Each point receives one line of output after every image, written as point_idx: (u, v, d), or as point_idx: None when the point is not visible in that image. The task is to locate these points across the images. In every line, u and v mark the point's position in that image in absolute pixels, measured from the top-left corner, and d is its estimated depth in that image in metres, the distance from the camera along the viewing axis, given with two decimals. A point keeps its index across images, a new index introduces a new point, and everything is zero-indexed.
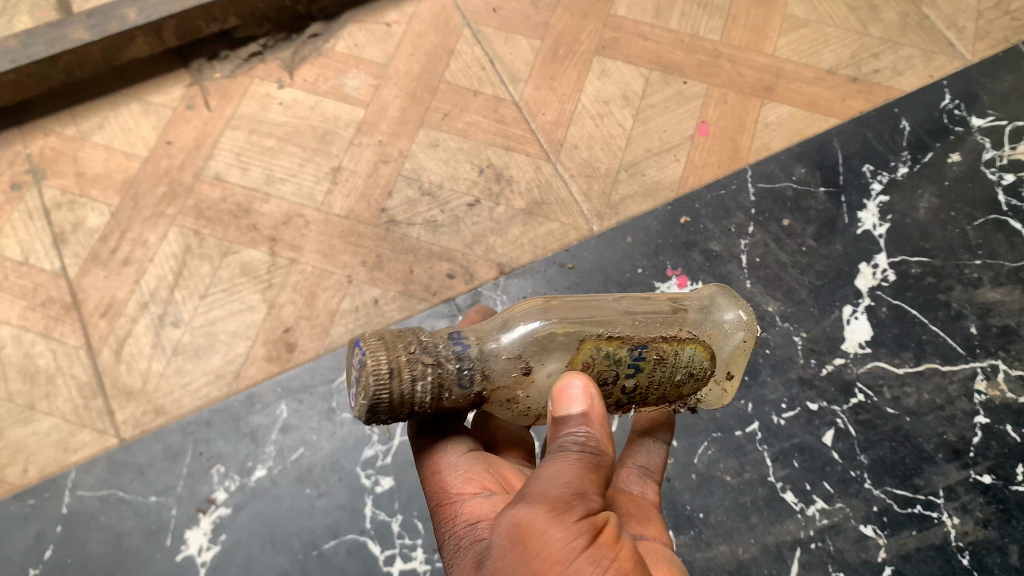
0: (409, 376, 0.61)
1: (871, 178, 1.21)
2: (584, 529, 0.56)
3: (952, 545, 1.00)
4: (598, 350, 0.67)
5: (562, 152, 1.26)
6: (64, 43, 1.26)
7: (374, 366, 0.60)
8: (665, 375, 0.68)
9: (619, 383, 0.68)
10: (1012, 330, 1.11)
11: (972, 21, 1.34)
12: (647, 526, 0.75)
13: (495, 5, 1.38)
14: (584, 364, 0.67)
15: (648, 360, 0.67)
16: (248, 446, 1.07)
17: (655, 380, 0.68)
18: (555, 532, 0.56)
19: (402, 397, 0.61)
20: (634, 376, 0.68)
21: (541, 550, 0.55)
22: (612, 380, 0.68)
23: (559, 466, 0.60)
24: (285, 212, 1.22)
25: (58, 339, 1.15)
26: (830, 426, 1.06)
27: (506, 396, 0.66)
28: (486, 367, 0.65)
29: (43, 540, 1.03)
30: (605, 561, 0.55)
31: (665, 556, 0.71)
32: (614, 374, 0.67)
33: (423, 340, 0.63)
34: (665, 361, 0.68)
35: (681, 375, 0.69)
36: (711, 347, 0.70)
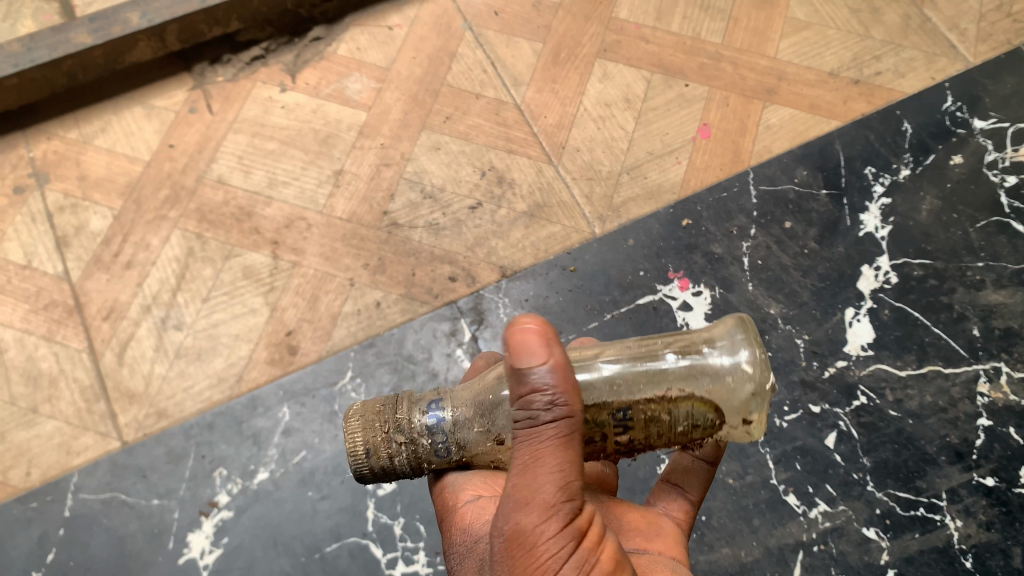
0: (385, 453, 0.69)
1: (874, 180, 1.21)
2: (569, 536, 0.59)
3: (956, 547, 1.00)
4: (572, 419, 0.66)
5: (564, 155, 1.26)
6: (67, 47, 1.27)
7: (354, 447, 0.70)
8: (661, 431, 0.66)
9: (610, 439, 0.67)
10: (1015, 333, 1.10)
11: (973, 23, 1.34)
12: (654, 542, 0.76)
13: (496, 9, 1.38)
14: None
15: (636, 419, 0.66)
16: (250, 449, 1.07)
17: (652, 434, 0.66)
18: (543, 547, 0.58)
19: (384, 469, 0.70)
20: (625, 432, 0.66)
21: (531, 556, 0.58)
22: (600, 438, 0.67)
23: (537, 457, 0.59)
24: (287, 215, 1.22)
25: (61, 342, 1.15)
26: (833, 429, 1.06)
27: (488, 457, 0.71)
28: (460, 438, 0.69)
29: (46, 543, 1.03)
30: (589, 564, 0.59)
31: (662, 568, 0.72)
32: (600, 433, 0.66)
33: (398, 418, 0.70)
34: (657, 419, 0.65)
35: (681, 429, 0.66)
36: (711, 400, 0.65)
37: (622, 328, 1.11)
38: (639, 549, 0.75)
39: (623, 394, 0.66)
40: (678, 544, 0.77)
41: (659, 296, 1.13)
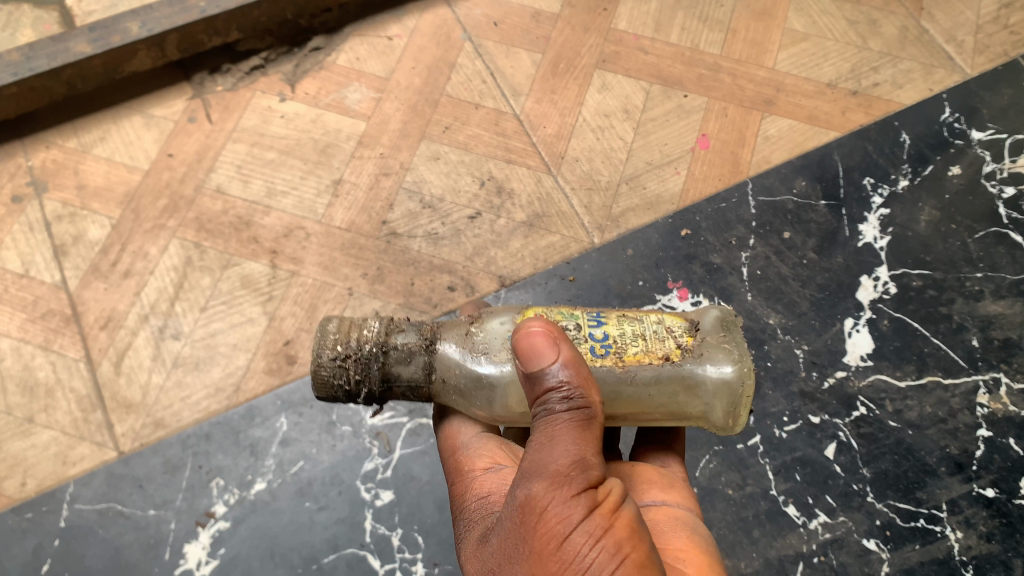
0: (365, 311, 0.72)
1: (872, 191, 1.21)
2: (582, 502, 0.59)
3: (956, 559, 1.00)
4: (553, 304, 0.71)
5: (563, 165, 1.26)
6: (66, 56, 1.26)
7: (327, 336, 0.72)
8: (634, 325, 0.68)
9: (582, 324, 0.69)
10: (1014, 344, 1.10)
11: (970, 35, 1.35)
12: (670, 493, 0.80)
13: (496, 19, 1.39)
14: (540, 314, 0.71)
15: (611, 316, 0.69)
16: (248, 459, 1.07)
17: (625, 325, 0.68)
18: (553, 508, 0.59)
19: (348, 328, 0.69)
20: (600, 324, 0.68)
21: (541, 526, 0.59)
22: (573, 325, 0.69)
23: (550, 430, 0.62)
24: (286, 225, 1.22)
25: (58, 352, 1.15)
26: (832, 440, 1.06)
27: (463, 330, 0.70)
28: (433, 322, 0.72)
29: (41, 554, 1.03)
30: (601, 531, 0.58)
31: (682, 524, 0.75)
32: (574, 321, 0.69)
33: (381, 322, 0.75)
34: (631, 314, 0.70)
35: (655, 323, 0.69)
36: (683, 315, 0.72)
37: None
38: (659, 503, 0.78)
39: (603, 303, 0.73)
40: (687, 493, 0.81)
41: (658, 305, 1.13)
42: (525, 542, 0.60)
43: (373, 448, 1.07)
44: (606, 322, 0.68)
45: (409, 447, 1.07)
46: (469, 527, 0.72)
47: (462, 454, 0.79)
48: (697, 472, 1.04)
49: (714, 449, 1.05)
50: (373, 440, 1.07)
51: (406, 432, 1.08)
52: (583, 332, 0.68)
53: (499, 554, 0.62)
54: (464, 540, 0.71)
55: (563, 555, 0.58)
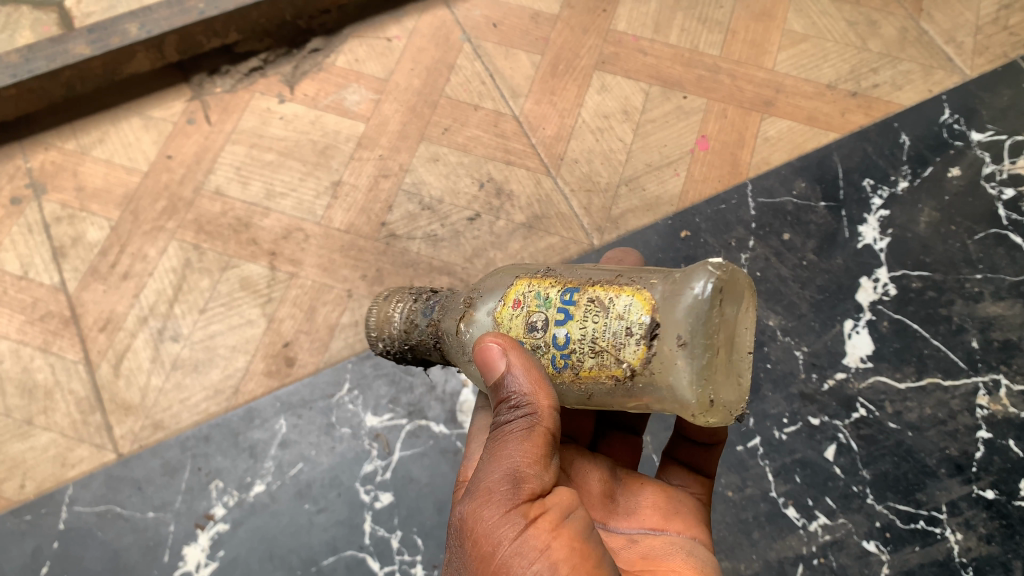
0: (393, 301, 0.83)
1: (872, 192, 1.21)
2: (514, 517, 0.61)
3: (956, 561, 0.99)
4: (531, 286, 0.68)
5: (563, 167, 1.26)
6: (65, 58, 1.26)
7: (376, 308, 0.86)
8: (594, 328, 0.63)
9: (548, 322, 0.66)
10: (1013, 345, 1.10)
11: (970, 36, 1.34)
12: (674, 521, 0.79)
13: (495, 20, 1.38)
14: (516, 301, 0.68)
15: (577, 308, 0.64)
16: (247, 461, 1.07)
17: (585, 328, 0.63)
18: (489, 520, 0.62)
19: (379, 319, 0.82)
20: (563, 322, 0.65)
21: (477, 535, 0.62)
22: (539, 323, 0.66)
23: (500, 439, 0.65)
24: (286, 227, 1.22)
25: (57, 354, 1.15)
26: (832, 441, 1.06)
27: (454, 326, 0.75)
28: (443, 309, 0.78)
29: (40, 556, 1.03)
30: (528, 548, 0.60)
31: (679, 551, 0.75)
32: (542, 315, 0.66)
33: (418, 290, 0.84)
34: (597, 305, 0.64)
35: (617, 325, 0.62)
36: (655, 302, 0.63)
37: None
38: (659, 530, 0.78)
39: (581, 279, 0.67)
40: (697, 521, 0.81)
41: None
42: (464, 549, 0.63)
43: (373, 450, 1.07)
44: (570, 322, 0.64)
45: (409, 449, 1.07)
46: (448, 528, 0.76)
47: (463, 465, 0.81)
48: None
49: None
50: (373, 442, 1.07)
51: (406, 434, 1.07)
52: (548, 334, 0.65)
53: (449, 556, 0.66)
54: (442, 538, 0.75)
55: (493, 567, 0.61)
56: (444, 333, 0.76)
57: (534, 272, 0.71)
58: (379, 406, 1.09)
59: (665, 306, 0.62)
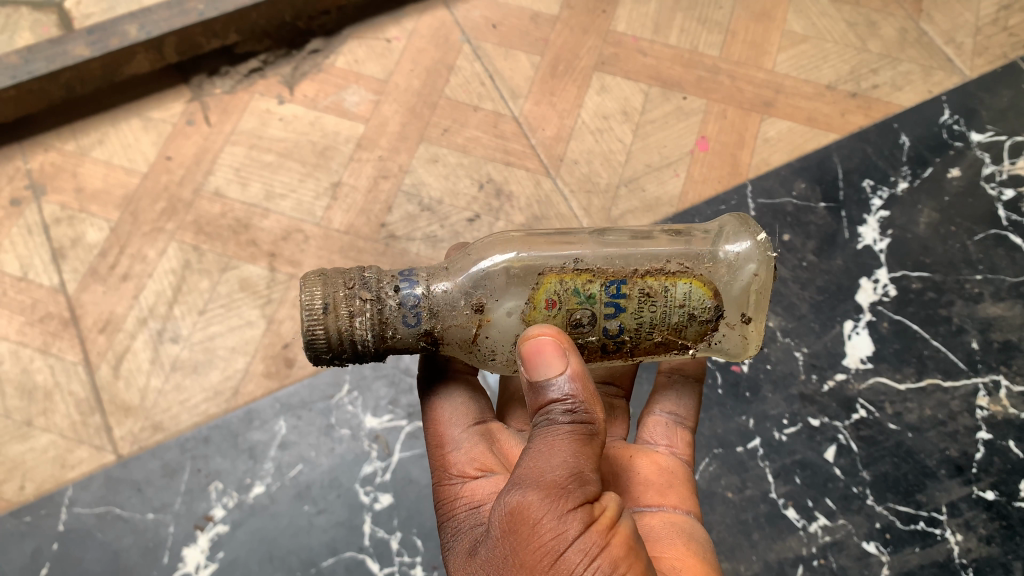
0: (347, 312, 0.67)
1: (872, 193, 1.21)
2: (578, 517, 0.60)
3: (956, 562, 0.99)
4: (565, 283, 0.68)
5: (562, 167, 1.26)
6: (65, 59, 1.26)
7: (309, 302, 0.67)
8: (654, 318, 0.68)
9: (597, 320, 0.69)
10: (1014, 346, 1.10)
11: (970, 37, 1.34)
12: (667, 497, 0.80)
13: (494, 21, 1.38)
14: (549, 301, 0.69)
15: (631, 301, 0.68)
16: (246, 462, 1.07)
17: (642, 319, 0.68)
18: (549, 520, 0.60)
19: (342, 335, 0.68)
20: (616, 317, 0.68)
21: (535, 538, 0.60)
22: (588, 320, 0.69)
23: (550, 437, 0.63)
24: (285, 228, 1.22)
25: (56, 355, 1.15)
26: (832, 442, 1.05)
27: (465, 334, 0.70)
28: (434, 312, 0.69)
29: (40, 557, 1.03)
30: (597, 548, 0.59)
31: (680, 531, 0.76)
32: (589, 312, 0.69)
33: (367, 276, 0.70)
34: (654, 298, 0.68)
35: (679, 313, 0.69)
36: (716, 288, 0.70)
37: None
38: (655, 508, 0.78)
39: (626, 267, 0.69)
40: (687, 490, 0.82)
41: None
42: (516, 554, 0.60)
43: (372, 452, 1.07)
44: (623, 314, 0.68)
45: (408, 450, 1.07)
46: (455, 539, 0.72)
47: (451, 457, 0.79)
48: (697, 475, 1.04)
49: (714, 451, 1.05)
50: (372, 444, 1.07)
51: (405, 435, 1.08)
52: (598, 327, 0.69)
53: (488, 564, 0.62)
54: (452, 551, 0.70)
55: (555, 570, 0.59)
56: (448, 346, 0.71)
57: (561, 263, 0.69)
58: (378, 407, 1.09)
59: (725, 288, 0.70)
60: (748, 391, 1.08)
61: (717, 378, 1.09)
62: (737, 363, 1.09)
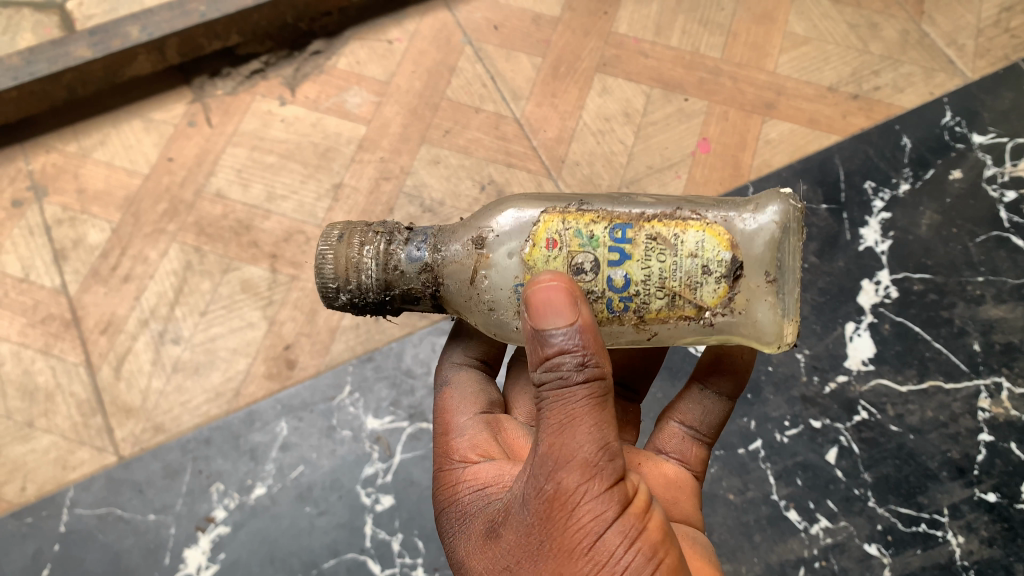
0: (359, 243, 0.72)
1: (873, 195, 1.21)
2: (614, 498, 0.59)
3: (958, 564, 0.99)
4: (568, 224, 0.66)
5: (563, 169, 1.26)
6: (66, 60, 1.26)
7: (330, 233, 0.74)
8: (660, 267, 0.64)
9: (601, 266, 0.65)
10: (1015, 348, 1.10)
11: (972, 38, 1.34)
12: (672, 508, 0.79)
13: (496, 23, 1.38)
14: (550, 241, 0.66)
15: (636, 247, 0.64)
16: (247, 464, 1.07)
17: (648, 268, 0.64)
18: (583, 495, 0.58)
19: (348, 261, 0.72)
20: (620, 264, 0.64)
21: (572, 522, 0.58)
22: (591, 265, 0.65)
23: (567, 404, 0.60)
24: (286, 229, 1.22)
25: (58, 356, 1.15)
26: (834, 444, 1.05)
27: (463, 272, 0.69)
28: (438, 250, 0.71)
29: (41, 558, 1.03)
30: (635, 530, 0.59)
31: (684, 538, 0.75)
32: (592, 257, 0.65)
33: (386, 222, 0.75)
34: (659, 244, 0.64)
35: (689, 263, 0.64)
36: (731, 238, 0.64)
37: None
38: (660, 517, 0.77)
39: (632, 214, 0.66)
40: (691, 505, 0.81)
41: None
42: (554, 539, 0.59)
43: (373, 453, 1.07)
44: (628, 261, 0.64)
45: (409, 451, 1.07)
46: (473, 518, 0.69)
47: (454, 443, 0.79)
48: None
49: (715, 453, 1.05)
50: (373, 445, 1.07)
51: (406, 436, 1.07)
52: (601, 276, 0.65)
53: (521, 548, 0.61)
54: (471, 530, 0.68)
55: (596, 554, 0.58)
56: (447, 283, 0.70)
57: (565, 206, 0.68)
58: (379, 408, 1.09)
59: (743, 240, 0.64)
60: (750, 392, 1.08)
61: None
62: None
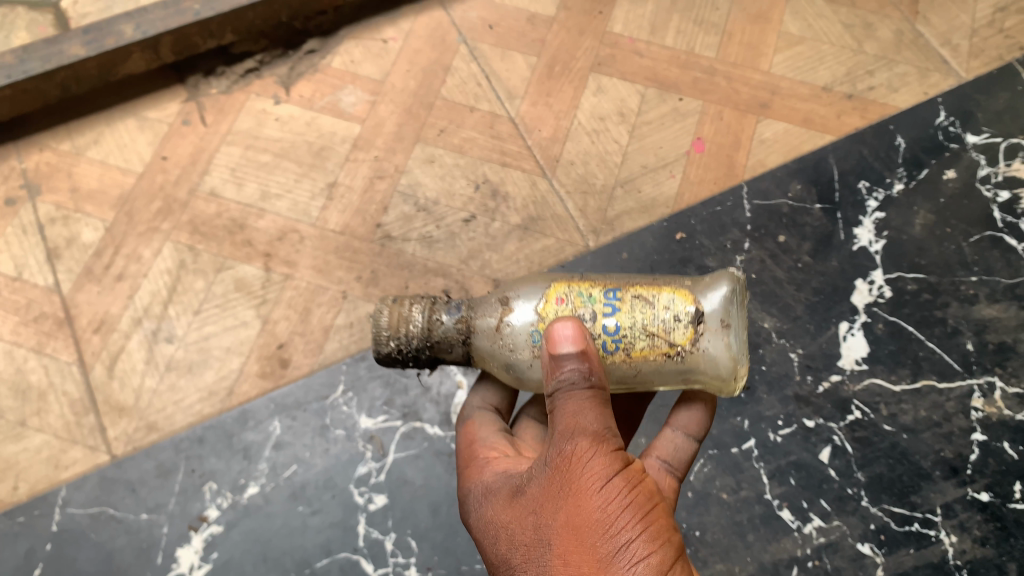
0: (409, 302, 0.74)
1: (867, 195, 1.21)
2: (619, 461, 0.63)
3: (950, 563, 0.99)
4: (573, 285, 0.69)
5: (558, 168, 1.26)
6: (60, 58, 1.26)
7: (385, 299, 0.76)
8: (643, 317, 0.66)
9: (596, 318, 0.67)
10: (1008, 347, 1.10)
11: (966, 39, 1.35)
12: None
13: (491, 22, 1.38)
14: (558, 299, 0.69)
15: (624, 301, 0.67)
16: (241, 463, 1.06)
17: (635, 319, 0.66)
18: (592, 485, 0.62)
19: (399, 315, 0.73)
20: (612, 315, 0.67)
21: (586, 477, 0.62)
22: (589, 317, 0.67)
23: (576, 403, 0.64)
24: (280, 228, 1.22)
25: (51, 355, 1.14)
26: (827, 443, 1.05)
27: (490, 324, 0.70)
28: (473, 308, 0.72)
29: (33, 558, 1.02)
30: (636, 486, 0.63)
31: None
32: (589, 310, 0.68)
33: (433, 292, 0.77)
34: (643, 299, 0.67)
35: (665, 314, 0.67)
36: (696, 295, 0.68)
37: None
38: None
39: (620, 280, 0.70)
40: None
41: None
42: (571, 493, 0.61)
43: (367, 452, 1.06)
44: (618, 312, 0.67)
45: (403, 450, 1.06)
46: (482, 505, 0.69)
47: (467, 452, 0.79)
48: (692, 476, 1.04)
49: (708, 452, 1.05)
50: (367, 444, 1.07)
51: (400, 435, 1.07)
52: (597, 323, 0.67)
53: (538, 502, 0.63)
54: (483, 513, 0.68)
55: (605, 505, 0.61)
56: (479, 335, 0.71)
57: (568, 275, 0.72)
58: (373, 407, 1.09)
59: (707, 296, 0.68)
60: (744, 392, 1.08)
61: None
62: None
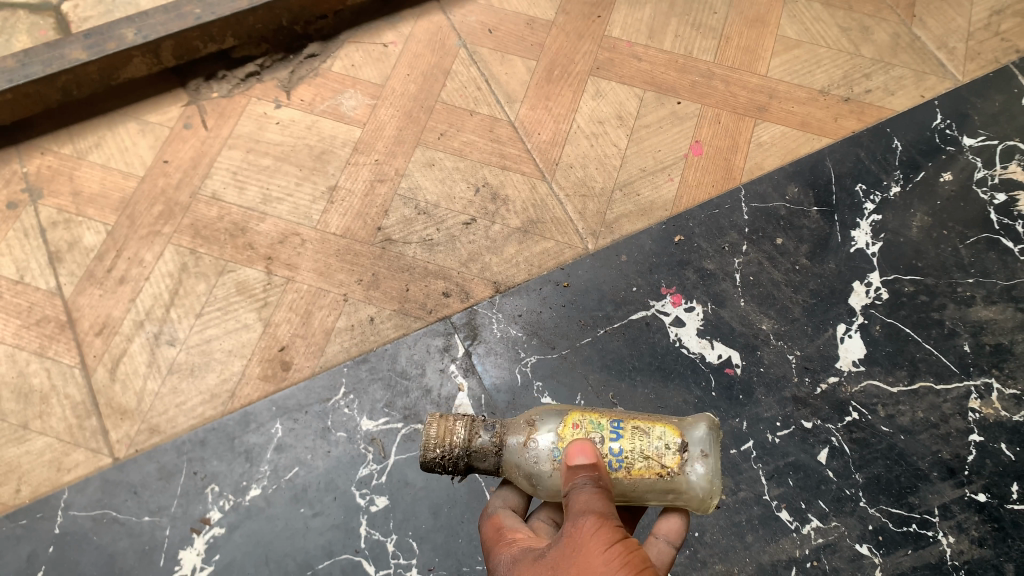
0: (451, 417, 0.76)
1: (864, 198, 1.22)
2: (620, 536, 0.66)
3: (948, 564, 1.00)
4: (587, 413, 0.75)
5: (557, 172, 1.27)
6: (62, 63, 1.27)
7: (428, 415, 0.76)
8: (642, 444, 0.72)
9: (604, 443, 0.72)
10: (1005, 349, 1.11)
11: (962, 42, 1.36)
12: None
13: (490, 27, 1.39)
14: (574, 424, 0.73)
15: (626, 430, 0.73)
16: (242, 465, 1.07)
17: (635, 446, 0.72)
18: (594, 556, 0.65)
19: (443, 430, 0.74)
20: (617, 440, 0.72)
21: (588, 552, 0.65)
22: (597, 441, 0.72)
23: (581, 495, 0.68)
24: (282, 231, 1.22)
25: (53, 358, 1.15)
26: (825, 444, 1.06)
27: (520, 444, 0.74)
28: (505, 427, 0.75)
29: (35, 561, 1.03)
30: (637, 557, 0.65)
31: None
32: (599, 435, 0.73)
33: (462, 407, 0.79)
34: (639, 430, 0.73)
35: (658, 443, 0.72)
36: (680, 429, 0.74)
37: (614, 344, 1.12)
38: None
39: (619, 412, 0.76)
40: None
41: (652, 311, 1.15)
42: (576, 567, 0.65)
43: (368, 455, 1.07)
44: (621, 437, 0.72)
45: (404, 453, 1.07)
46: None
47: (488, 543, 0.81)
48: None
49: None
50: (368, 446, 1.07)
51: (401, 437, 1.08)
52: (604, 446, 0.72)
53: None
54: None
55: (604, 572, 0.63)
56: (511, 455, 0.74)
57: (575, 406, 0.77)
58: (374, 410, 1.10)
59: (691, 432, 0.75)
60: (742, 393, 1.09)
61: (711, 380, 1.10)
62: (731, 366, 1.11)
